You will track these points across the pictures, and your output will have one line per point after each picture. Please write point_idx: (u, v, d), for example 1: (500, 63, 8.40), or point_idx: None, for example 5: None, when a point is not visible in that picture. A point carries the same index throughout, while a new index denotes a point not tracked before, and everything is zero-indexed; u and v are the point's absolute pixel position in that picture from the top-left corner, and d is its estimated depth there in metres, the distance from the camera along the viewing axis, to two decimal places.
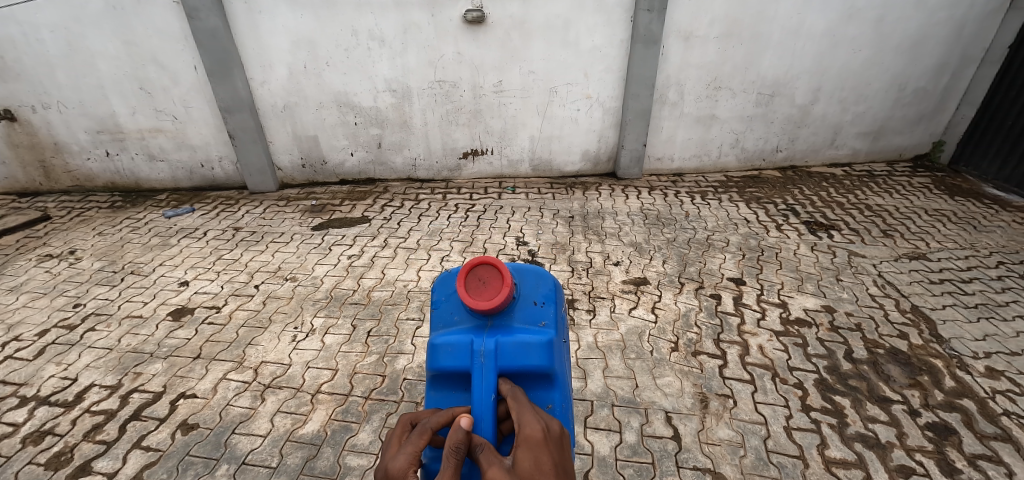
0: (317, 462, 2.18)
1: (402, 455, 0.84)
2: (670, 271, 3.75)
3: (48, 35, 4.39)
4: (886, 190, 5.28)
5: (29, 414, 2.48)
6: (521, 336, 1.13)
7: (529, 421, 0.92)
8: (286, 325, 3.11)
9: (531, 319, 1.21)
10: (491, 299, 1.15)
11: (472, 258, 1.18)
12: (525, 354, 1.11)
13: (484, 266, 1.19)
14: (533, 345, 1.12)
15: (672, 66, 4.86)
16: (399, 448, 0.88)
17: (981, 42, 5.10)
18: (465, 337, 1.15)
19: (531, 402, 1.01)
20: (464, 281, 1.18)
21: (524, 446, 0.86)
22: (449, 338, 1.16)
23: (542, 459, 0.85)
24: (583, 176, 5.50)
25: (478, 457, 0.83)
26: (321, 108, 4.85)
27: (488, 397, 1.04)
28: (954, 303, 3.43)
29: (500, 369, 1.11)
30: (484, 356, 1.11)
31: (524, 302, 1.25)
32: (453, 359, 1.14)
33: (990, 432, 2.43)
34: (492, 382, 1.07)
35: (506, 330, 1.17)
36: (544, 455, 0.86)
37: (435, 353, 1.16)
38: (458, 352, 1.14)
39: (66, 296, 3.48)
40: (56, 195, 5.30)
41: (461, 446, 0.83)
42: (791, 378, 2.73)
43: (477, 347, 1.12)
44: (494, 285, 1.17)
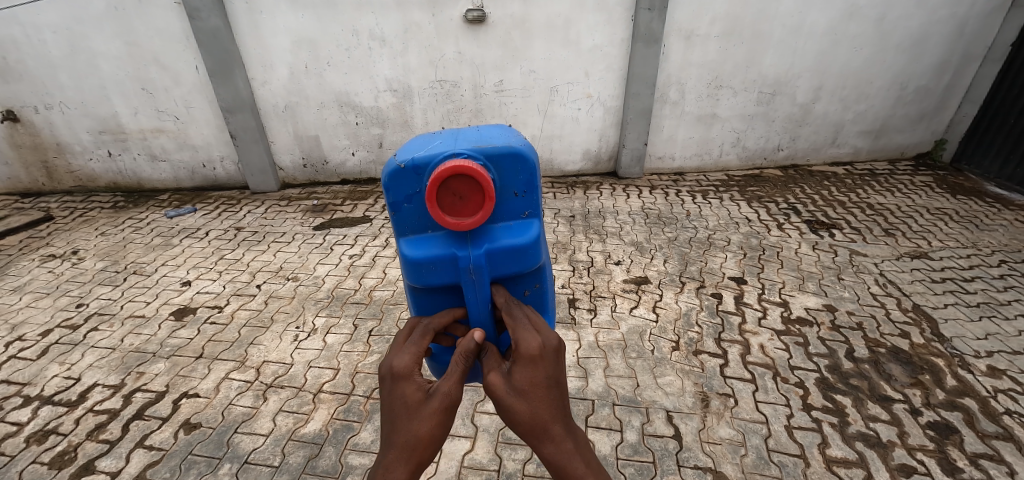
0: (319, 461, 2.19)
1: (405, 355, 0.90)
2: (671, 270, 3.75)
3: (50, 35, 4.40)
4: (887, 188, 5.26)
5: (33, 413, 2.49)
6: (509, 241, 1.05)
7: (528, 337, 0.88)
8: (288, 324, 3.12)
9: (514, 212, 1.08)
10: (472, 218, 0.98)
11: (439, 172, 0.91)
12: (514, 257, 1.07)
13: (456, 177, 0.94)
14: (521, 249, 1.06)
15: (672, 65, 4.85)
16: (404, 346, 0.94)
17: (982, 39, 5.09)
18: (447, 252, 1.05)
19: (525, 308, 1.02)
20: (434, 199, 0.95)
21: (522, 362, 0.84)
22: (429, 255, 1.05)
23: (538, 376, 0.83)
24: (584, 176, 5.49)
25: (481, 362, 0.91)
26: (323, 108, 4.86)
27: (483, 304, 1.08)
28: (955, 302, 3.42)
29: (491, 275, 1.08)
30: (474, 272, 1.05)
31: (502, 194, 1.05)
32: (440, 275, 1.07)
33: (991, 431, 2.43)
34: (485, 291, 1.08)
35: (489, 235, 1.06)
36: (541, 369, 0.84)
37: (418, 272, 1.07)
38: (444, 267, 1.06)
39: (70, 296, 3.50)
40: (58, 195, 5.33)
41: (470, 354, 0.92)
42: (793, 377, 2.73)
43: (463, 264, 1.04)
44: (473, 199, 0.97)
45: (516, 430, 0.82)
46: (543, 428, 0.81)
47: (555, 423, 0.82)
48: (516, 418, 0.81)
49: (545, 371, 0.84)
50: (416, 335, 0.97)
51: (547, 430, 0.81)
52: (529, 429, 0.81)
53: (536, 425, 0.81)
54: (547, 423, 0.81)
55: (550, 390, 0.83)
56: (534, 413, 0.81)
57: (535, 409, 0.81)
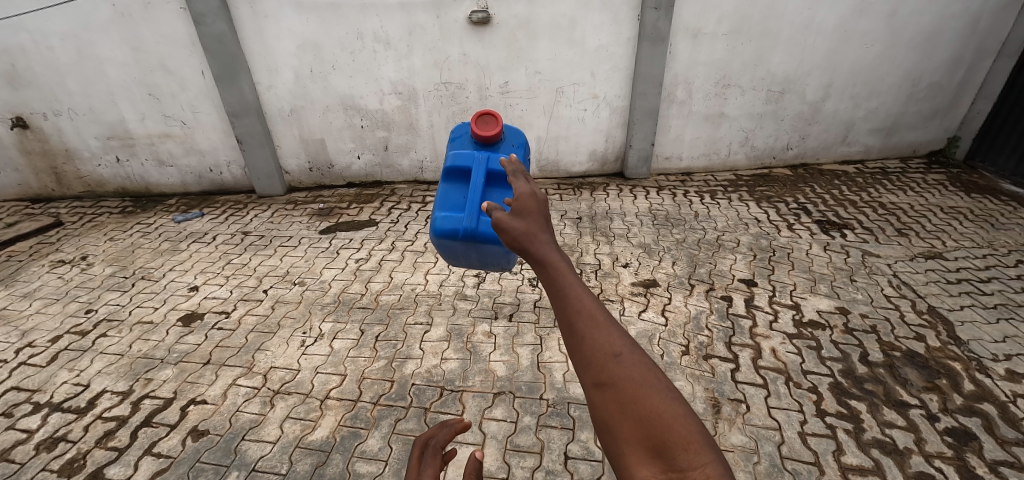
0: (326, 469, 2.18)
1: (427, 471, 1.27)
2: (679, 273, 3.70)
3: (58, 42, 4.42)
4: (900, 187, 5.17)
5: (42, 420, 2.50)
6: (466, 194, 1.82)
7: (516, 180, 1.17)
8: (295, 329, 3.12)
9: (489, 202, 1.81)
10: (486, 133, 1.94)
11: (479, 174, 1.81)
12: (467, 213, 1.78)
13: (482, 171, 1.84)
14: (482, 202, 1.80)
15: (680, 64, 4.80)
16: (420, 467, 1.29)
17: (997, 35, 4.98)
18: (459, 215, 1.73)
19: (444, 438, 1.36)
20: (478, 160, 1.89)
21: (517, 197, 1.06)
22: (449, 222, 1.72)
23: (531, 206, 1.02)
24: (591, 177, 5.45)
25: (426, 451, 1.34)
26: (328, 110, 4.85)
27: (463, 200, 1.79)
28: (972, 304, 3.35)
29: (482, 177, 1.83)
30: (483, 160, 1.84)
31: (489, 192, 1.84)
32: (461, 176, 1.87)
33: (1012, 438, 2.36)
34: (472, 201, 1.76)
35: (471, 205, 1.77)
36: (532, 204, 1.03)
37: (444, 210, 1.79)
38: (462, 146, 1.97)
39: (79, 302, 3.52)
40: (68, 201, 5.37)
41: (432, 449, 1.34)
42: (806, 382, 2.69)
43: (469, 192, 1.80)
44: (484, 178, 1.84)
45: (513, 248, 0.97)
46: (586, 355, 0.72)
47: (546, 234, 0.96)
48: (505, 233, 0.98)
49: (534, 203, 1.04)
50: (428, 451, 1.33)
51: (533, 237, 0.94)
52: (520, 239, 0.95)
53: (536, 262, 0.90)
54: (527, 240, 0.94)
55: (534, 227, 0.97)
56: (512, 231, 0.97)
57: (517, 231, 0.96)
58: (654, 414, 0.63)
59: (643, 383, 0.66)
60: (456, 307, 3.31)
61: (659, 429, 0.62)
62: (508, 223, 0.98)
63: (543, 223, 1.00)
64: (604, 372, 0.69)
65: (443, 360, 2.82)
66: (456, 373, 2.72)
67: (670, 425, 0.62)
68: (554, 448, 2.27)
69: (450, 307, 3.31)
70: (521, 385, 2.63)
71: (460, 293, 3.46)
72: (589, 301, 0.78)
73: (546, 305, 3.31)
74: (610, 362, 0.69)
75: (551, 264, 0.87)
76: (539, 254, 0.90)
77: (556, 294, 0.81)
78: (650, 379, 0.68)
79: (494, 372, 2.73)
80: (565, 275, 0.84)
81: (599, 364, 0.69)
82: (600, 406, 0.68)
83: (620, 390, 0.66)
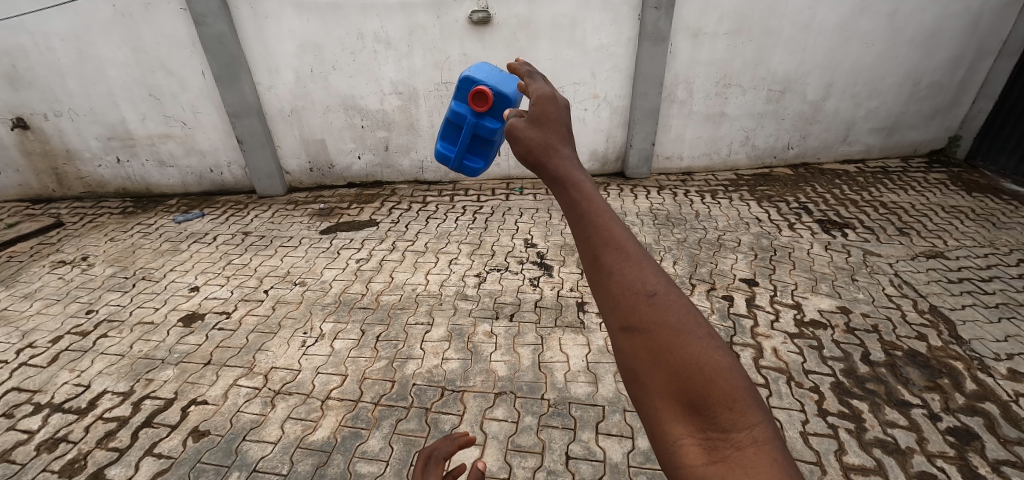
0: (328, 469, 2.18)
1: None
2: (681, 273, 3.69)
3: (59, 43, 4.42)
4: (901, 186, 5.17)
5: (43, 421, 2.50)
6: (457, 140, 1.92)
7: (531, 81, 0.96)
8: (296, 329, 3.11)
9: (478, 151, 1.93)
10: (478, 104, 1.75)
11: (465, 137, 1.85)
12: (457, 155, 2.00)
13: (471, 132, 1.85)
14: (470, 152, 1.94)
15: (681, 64, 4.80)
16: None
17: (998, 34, 4.97)
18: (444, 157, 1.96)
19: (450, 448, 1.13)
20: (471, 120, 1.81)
21: (532, 103, 0.87)
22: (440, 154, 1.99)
23: (551, 115, 0.83)
24: (591, 177, 5.44)
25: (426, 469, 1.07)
26: (328, 111, 4.85)
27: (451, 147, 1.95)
28: (974, 303, 3.34)
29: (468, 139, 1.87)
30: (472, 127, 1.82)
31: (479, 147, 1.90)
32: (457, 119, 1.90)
33: (1014, 437, 2.35)
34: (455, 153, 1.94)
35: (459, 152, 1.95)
36: (552, 110, 0.84)
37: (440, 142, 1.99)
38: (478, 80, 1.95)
39: (79, 303, 3.52)
40: (68, 202, 5.38)
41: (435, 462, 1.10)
42: (807, 381, 2.68)
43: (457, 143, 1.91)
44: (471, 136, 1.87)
45: (525, 162, 0.80)
46: (612, 291, 0.58)
47: (567, 148, 0.79)
48: (518, 144, 0.81)
49: (552, 107, 0.85)
50: (431, 462, 1.10)
51: (552, 151, 0.76)
52: (536, 151, 0.77)
53: (555, 177, 0.72)
54: (543, 153, 0.77)
55: (553, 138, 0.79)
56: (527, 143, 0.79)
57: (533, 142, 0.79)
58: (692, 368, 0.51)
59: (680, 326, 0.54)
60: (457, 307, 3.31)
61: (700, 385, 0.51)
62: (521, 133, 0.81)
63: (561, 134, 0.82)
64: (635, 313, 0.55)
65: (443, 361, 2.82)
66: (456, 373, 2.72)
67: (710, 377, 0.51)
68: (555, 448, 2.26)
69: (451, 307, 3.30)
70: (522, 385, 2.63)
71: (461, 293, 3.46)
72: (616, 225, 0.63)
73: (547, 305, 3.31)
74: (641, 302, 0.56)
75: (572, 180, 0.70)
76: (556, 169, 0.73)
77: (576, 216, 0.65)
78: (688, 321, 0.55)
79: (495, 372, 2.73)
80: (589, 194, 0.68)
81: (629, 304, 0.56)
82: (629, 353, 0.56)
83: (653, 337, 0.54)
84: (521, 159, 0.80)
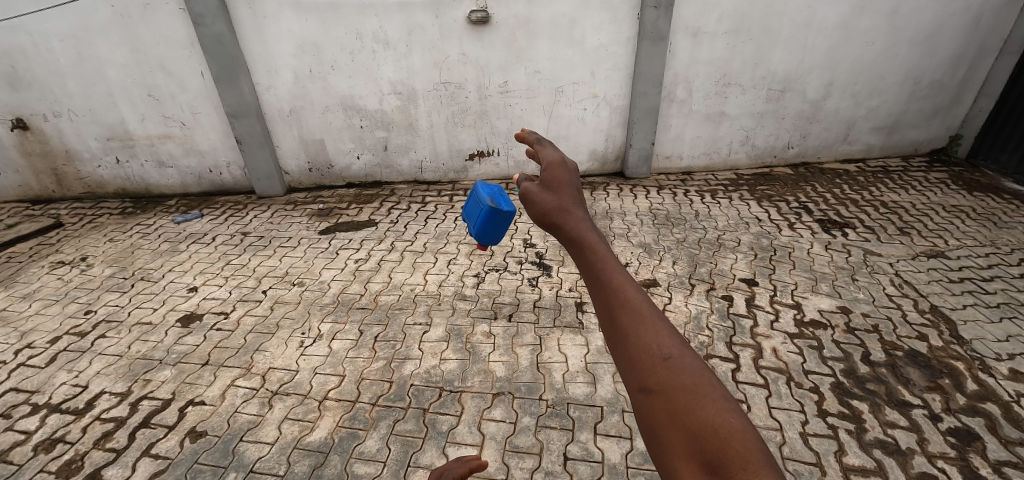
0: (324, 470, 2.18)
1: None
2: (680, 272, 3.68)
3: (58, 44, 4.43)
4: (902, 185, 5.15)
5: (41, 421, 2.50)
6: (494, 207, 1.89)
7: (542, 149, 1.05)
8: (295, 330, 3.11)
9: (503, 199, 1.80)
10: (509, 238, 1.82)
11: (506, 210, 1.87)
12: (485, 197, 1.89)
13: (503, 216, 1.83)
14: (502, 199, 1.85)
15: (680, 63, 4.78)
16: None
17: (998, 33, 4.96)
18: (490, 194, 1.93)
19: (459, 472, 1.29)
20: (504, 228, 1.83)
21: (548, 174, 0.96)
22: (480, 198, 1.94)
23: (563, 182, 0.92)
24: (591, 176, 5.43)
25: None
26: (327, 111, 4.85)
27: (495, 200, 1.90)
28: (974, 303, 3.32)
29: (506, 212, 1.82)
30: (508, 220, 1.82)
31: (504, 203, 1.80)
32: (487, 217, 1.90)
33: (1015, 438, 2.34)
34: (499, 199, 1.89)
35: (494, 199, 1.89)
36: (564, 180, 0.93)
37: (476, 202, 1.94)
38: (493, 222, 1.69)
39: (78, 303, 3.52)
40: (68, 202, 5.39)
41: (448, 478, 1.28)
42: (807, 381, 2.67)
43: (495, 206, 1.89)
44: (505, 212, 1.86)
45: (541, 224, 0.85)
46: (629, 353, 0.59)
47: (581, 211, 0.84)
48: (536, 210, 0.86)
49: (566, 180, 0.94)
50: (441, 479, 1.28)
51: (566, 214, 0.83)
52: (554, 217, 0.82)
53: (571, 241, 0.77)
54: (559, 219, 0.82)
55: (568, 206, 0.85)
56: (544, 210, 0.85)
57: (550, 209, 0.85)
58: (706, 426, 0.49)
59: (697, 389, 0.53)
60: (456, 307, 3.30)
61: (716, 445, 0.47)
62: (539, 200, 0.87)
63: (575, 203, 0.88)
64: (651, 374, 0.55)
65: (442, 361, 2.81)
66: (455, 374, 2.71)
67: (726, 437, 0.48)
68: (553, 448, 2.25)
69: (450, 307, 3.29)
70: (520, 386, 2.62)
71: (460, 293, 3.45)
72: (630, 287, 0.66)
73: (546, 306, 3.30)
74: (656, 362, 0.56)
75: (587, 242, 0.74)
76: (572, 233, 0.78)
77: (593, 279, 0.68)
78: (704, 383, 0.55)
79: (493, 372, 2.72)
80: (604, 257, 0.71)
81: (644, 362, 0.56)
82: (646, 416, 0.55)
83: (669, 397, 0.53)
84: (538, 224, 0.85)
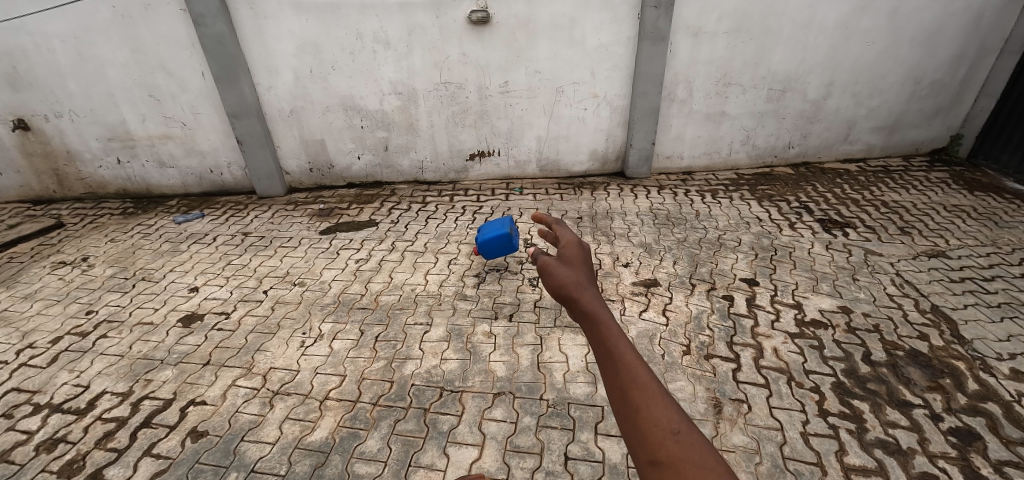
0: (325, 470, 2.18)
1: None
2: (681, 272, 3.68)
3: (59, 44, 4.43)
4: (902, 185, 5.15)
5: (43, 421, 2.50)
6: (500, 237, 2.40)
7: (558, 227, 1.14)
8: (295, 330, 3.11)
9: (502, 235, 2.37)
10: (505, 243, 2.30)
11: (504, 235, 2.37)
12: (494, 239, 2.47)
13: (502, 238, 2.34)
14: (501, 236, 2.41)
15: (680, 63, 4.78)
16: None
17: (999, 33, 4.95)
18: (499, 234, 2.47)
19: None
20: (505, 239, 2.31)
21: (562, 249, 1.05)
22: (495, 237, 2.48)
23: (577, 258, 1.00)
24: (591, 176, 5.44)
25: None
26: (328, 111, 4.85)
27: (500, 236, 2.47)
28: (975, 303, 3.32)
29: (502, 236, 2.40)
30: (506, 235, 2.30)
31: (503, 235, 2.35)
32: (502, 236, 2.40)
33: (1016, 438, 2.33)
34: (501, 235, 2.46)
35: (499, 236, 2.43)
36: (578, 256, 1.01)
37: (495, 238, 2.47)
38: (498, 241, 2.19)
39: (80, 303, 3.53)
40: (69, 202, 5.40)
41: None
42: (808, 381, 2.67)
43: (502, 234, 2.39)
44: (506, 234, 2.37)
45: (556, 296, 0.91)
46: (639, 425, 0.63)
47: (592, 287, 0.91)
48: (550, 279, 0.94)
49: (578, 254, 1.02)
50: None
51: (579, 288, 0.90)
52: (569, 288, 0.89)
53: (584, 314, 0.83)
54: (573, 290, 0.88)
55: (582, 279, 0.92)
56: (559, 279, 0.92)
57: (565, 280, 0.92)
58: None
59: (703, 463, 0.55)
60: (456, 307, 3.30)
61: None
62: (554, 268, 0.94)
63: (588, 275, 0.95)
64: (660, 447, 0.58)
65: (442, 361, 2.81)
66: (455, 374, 2.71)
67: None
68: (554, 448, 2.25)
69: (450, 307, 3.30)
70: (521, 385, 2.62)
71: (461, 293, 3.45)
72: (640, 365, 0.71)
73: (546, 305, 3.30)
74: (666, 438, 0.59)
75: (599, 317, 0.81)
76: (586, 304, 0.84)
77: (605, 352, 0.74)
78: (709, 459, 0.58)
79: (494, 372, 2.72)
80: (615, 333, 0.77)
81: (655, 437, 0.60)
82: None
83: (677, 469, 0.55)
84: (552, 294, 0.92)
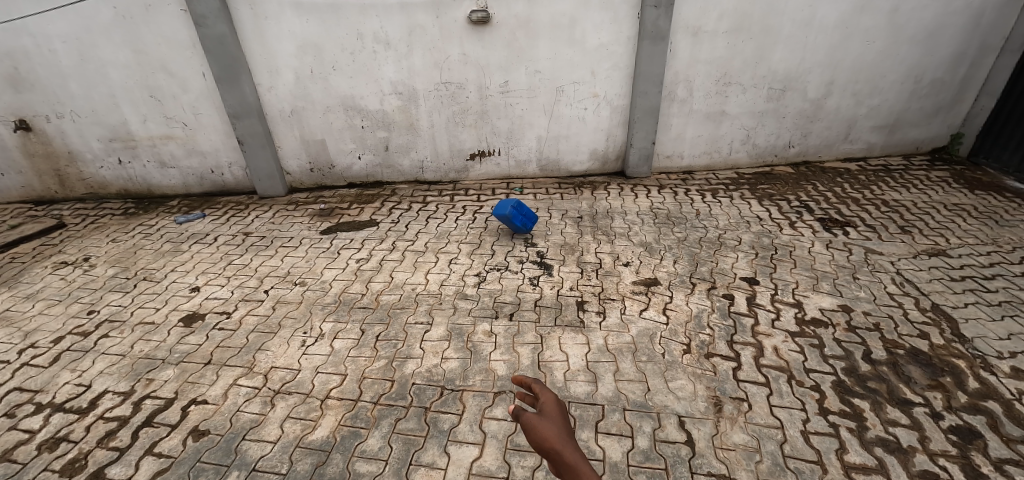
0: (326, 468, 2.18)
1: None
2: (681, 271, 3.68)
3: (60, 45, 4.44)
4: (903, 184, 5.14)
5: (44, 421, 2.51)
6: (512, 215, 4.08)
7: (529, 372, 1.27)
8: (296, 329, 3.12)
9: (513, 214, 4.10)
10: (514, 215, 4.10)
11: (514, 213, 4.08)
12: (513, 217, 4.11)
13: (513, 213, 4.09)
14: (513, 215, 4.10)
15: (680, 62, 4.78)
16: None
17: (999, 31, 4.95)
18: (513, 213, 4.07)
19: None
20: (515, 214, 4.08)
21: (539, 399, 1.18)
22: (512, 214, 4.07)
23: (553, 409, 1.14)
24: (591, 176, 5.45)
25: None
26: (328, 112, 4.86)
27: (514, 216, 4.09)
28: (976, 301, 3.32)
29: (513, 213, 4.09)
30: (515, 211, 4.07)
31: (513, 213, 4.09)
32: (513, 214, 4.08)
33: (1017, 436, 2.33)
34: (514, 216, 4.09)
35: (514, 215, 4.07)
36: (553, 407, 1.15)
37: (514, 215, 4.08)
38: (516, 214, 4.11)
39: (81, 303, 3.54)
40: (71, 203, 5.42)
41: None
42: (808, 380, 2.67)
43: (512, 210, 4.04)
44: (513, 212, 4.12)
45: (539, 448, 1.05)
46: None
47: (570, 439, 1.06)
48: (533, 432, 1.07)
49: (552, 403, 1.17)
50: None
51: (558, 440, 1.04)
52: (550, 442, 1.03)
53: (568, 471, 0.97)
54: (555, 443, 1.03)
55: (560, 430, 1.07)
56: (542, 433, 1.05)
57: (546, 431, 1.06)
58: None
59: None
60: (457, 306, 3.31)
61: None
62: (536, 422, 1.08)
63: (565, 426, 1.10)
64: None
65: (443, 360, 2.82)
66: (456, 372, 2.72)
67: None
68: None
69: (451, 306, 3.30)
70: None
71: (461, 292, 3.46)
72: None
73: (547, 305, 3.30)
74: None
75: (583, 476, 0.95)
76: (569, 461, 0.99)
77: None
78: None
79: (494, 371, 2.73)
80: None
81: None
82: None
83: None
84: (537, 447, 1.05)
